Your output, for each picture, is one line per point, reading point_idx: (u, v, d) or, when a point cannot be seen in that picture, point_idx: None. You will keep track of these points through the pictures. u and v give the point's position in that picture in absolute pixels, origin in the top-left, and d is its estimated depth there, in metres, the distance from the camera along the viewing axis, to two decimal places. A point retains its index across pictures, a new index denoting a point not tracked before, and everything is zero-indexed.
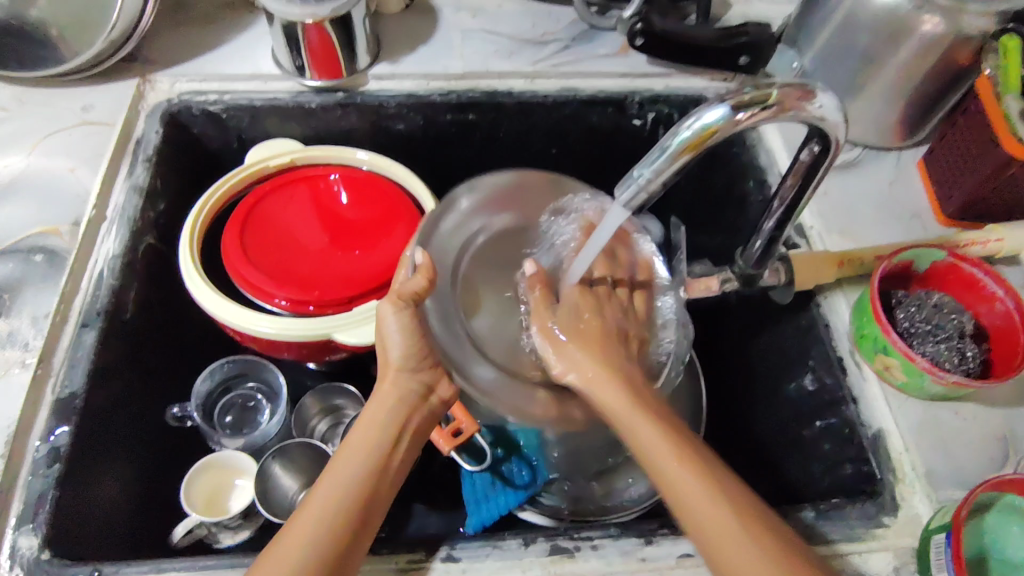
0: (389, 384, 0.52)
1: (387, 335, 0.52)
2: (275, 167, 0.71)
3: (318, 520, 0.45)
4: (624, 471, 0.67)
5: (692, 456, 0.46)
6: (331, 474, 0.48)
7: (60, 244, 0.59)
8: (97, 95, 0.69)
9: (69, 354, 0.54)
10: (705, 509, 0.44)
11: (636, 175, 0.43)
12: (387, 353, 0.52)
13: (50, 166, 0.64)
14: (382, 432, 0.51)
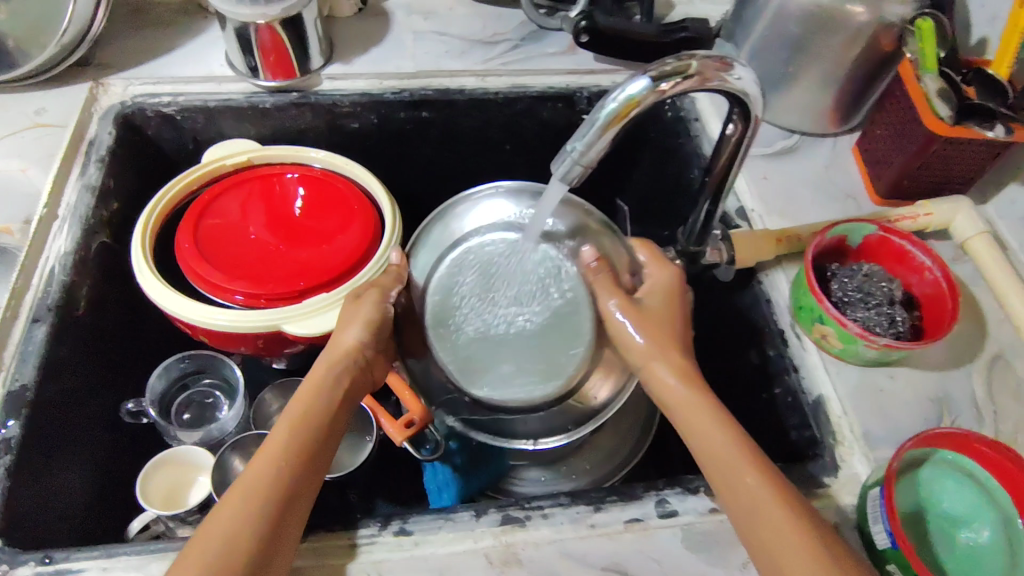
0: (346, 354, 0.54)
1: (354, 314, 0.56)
2: (232, 166, 0.72)
3: (262, 486, 0.44)
4: (734, 349, 0.67)
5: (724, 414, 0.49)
6: (274, 440, 0.47)
7: (11, 241, 0.60)
8: (50, 98, 0.69)
9: (20, 348, 0.54)
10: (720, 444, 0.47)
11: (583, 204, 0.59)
12: (349, 326, 0.55)
13: (2, 167, 0.64)
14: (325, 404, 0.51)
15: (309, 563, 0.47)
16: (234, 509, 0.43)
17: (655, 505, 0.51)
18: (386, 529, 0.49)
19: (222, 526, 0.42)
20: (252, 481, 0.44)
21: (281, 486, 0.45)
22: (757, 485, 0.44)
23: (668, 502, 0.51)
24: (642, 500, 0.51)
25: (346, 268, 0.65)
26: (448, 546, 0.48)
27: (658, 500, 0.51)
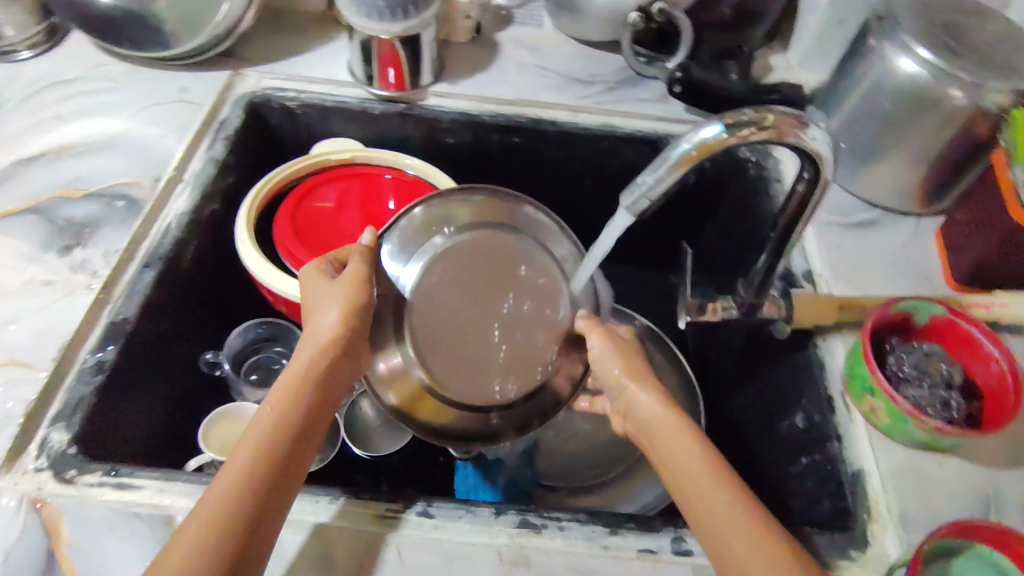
0: (321, 344, 0.52)
1: (328, 298, 0.53)
2: (336, 162, 0.79)
3: (226, 499, 0.43)
4: (780, 409, 0.67)
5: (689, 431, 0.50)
6: (240, 449, 0.46)
7: (140, 195, 0.68)
8: (194, 80, 0.79)
9: (129, 287, 0.62)
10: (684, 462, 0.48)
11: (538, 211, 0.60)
12: (324, 312, 0.53)
13: (145, 132, 0.74)
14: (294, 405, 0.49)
15: (336, 523, 0.50)
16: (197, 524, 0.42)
17: (671, 541, 0.51)
18: (410, 509, 0.52)
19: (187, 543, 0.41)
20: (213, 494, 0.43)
21: (246, 494, 0.44)
22: (743, 521, 0.43)
23: (684, 541, 0.51)
24: (659, 533, 0.52)
25: None
26: (464, 535, 0.51)
27: (675, 537, 0.51)
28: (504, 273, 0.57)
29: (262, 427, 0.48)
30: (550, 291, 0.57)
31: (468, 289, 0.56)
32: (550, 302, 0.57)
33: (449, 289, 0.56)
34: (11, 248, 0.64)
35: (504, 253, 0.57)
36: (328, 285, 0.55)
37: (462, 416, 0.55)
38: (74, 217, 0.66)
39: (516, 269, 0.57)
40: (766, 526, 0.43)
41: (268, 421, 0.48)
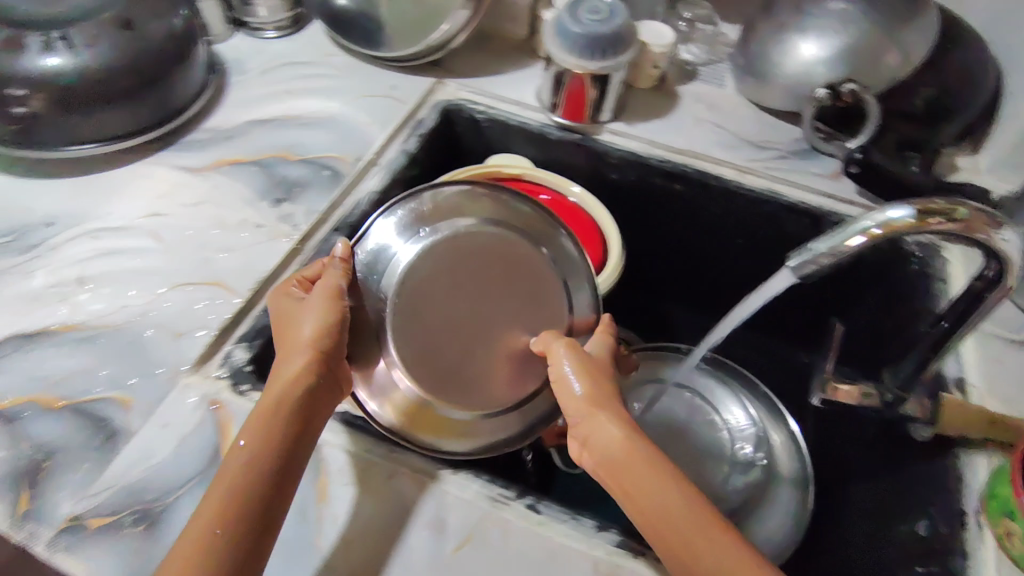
0: (297, 365, 0.53)
1: (302, 318, 0.55)
2: (508, 174, 0.87)
3: (210, 533, 0.46)
4: (903, 513, 0.64)
5: (660, 462, 0.51)
6: (217, 484, 0.48)
7: (342, 168, 0.78)
8: (403, 81, 0.90)
9: (318, 245, 0.70)
10: (647, 489, 0.49)
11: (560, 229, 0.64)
12: (304, 332, 0.54)
13: (355, 117, 0.84)
14: (272, 430, 0.51)
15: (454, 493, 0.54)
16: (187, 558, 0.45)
17: None
18: (519, 500, 0.55)
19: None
20: (195, 530, 0.46)
21: (234, 519, 0.46)
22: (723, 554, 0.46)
23: None
24: None
25: None
26: (564, 539, 0.53)
27: None
28: (500, 276, 0.61)
29: (232, 465, 0.49)
30: (540, 300, 0.62)
31: (479, 288, 0.61)
32: (544, 308, 0.62)
33: (438, 285, 0.59)
34: (232, 191, 0.74)
35: (511, 257, 0.62)
36: (300, 306, 0.57)
37: (444, 420, 0.57)
38: (288, 175, 0.77)
39: (514, 276, 0.62)
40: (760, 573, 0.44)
41: (245, 450, 0.50)
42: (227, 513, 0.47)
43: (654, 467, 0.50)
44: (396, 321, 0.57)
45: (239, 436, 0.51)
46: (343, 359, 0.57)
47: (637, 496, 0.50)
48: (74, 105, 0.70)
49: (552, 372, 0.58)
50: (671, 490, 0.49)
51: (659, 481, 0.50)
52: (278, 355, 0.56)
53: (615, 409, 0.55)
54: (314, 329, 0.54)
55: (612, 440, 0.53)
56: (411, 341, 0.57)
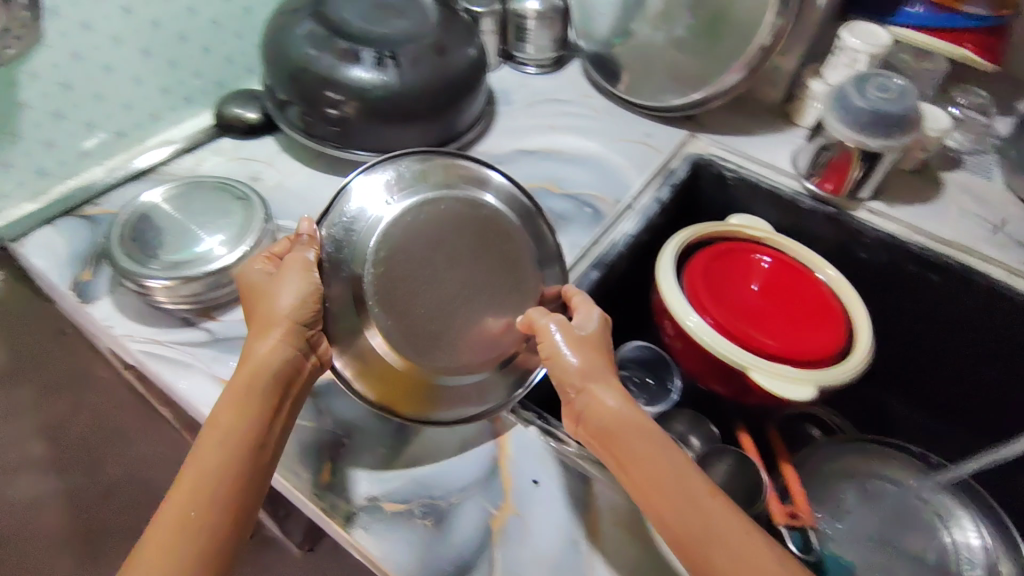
0: (273, 336, 0.52)
1: (278, 287, 0.53)
2: (749, 236, 0.87)
3: (184, 526, 0.43)
4: None
5: (649, 429, 0.49)
6: (188, 468, 0.46)
7: (603, 208, 0.81)
8: (657, 130, 0.92)
9: (576, 279, 0.74)
10: (657, 470, 0.47)
11: (489, 167, 0.65)
12: (278, 306, 0.52)
13: (612, 158, 0.87)
14: (252, 421, 0.48)
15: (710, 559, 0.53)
16: (158, 548, 0.43)
17: None
18: None
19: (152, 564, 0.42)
20: (169, 515, 0.44)
21: (214, 508, 0.45)
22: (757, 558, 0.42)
23: None
24: None
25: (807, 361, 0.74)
26: None
27: None
28: (474, 239, 0.61)
29: (211, 446, 0.47)
30: (507, 264, 0.63)
31: (448, 257, 0.59)
32: (503, 278, 0.62)
33: (416, 247, 0.58)
34: None
35: (477, 223, 0.61)
36: (275, 281, 0.54)
37: (450, 390, 0.60)
38: (553, 207, 0.80)
39: (489, 249, 0.62)
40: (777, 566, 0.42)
41: (222, 438, 0.47)
42: (208, 501, 0.45)
43: (652, 449, 0.48)
44: (386, 288, 0.57)
45: (210, 417, 0.49)
46: (320, 332, 0.55)
47: (659, 495, 0.46)
48: (386, 118, 0.77)
49: (545, 350, 0.57)
50: (679, 464, 0.47)
51: (686, 485, 0.46)
52: (250, 331, 0.53)
53: (586, 353, 0.55)
54: (292, 299, 0.53)
55: (612, 409, 0.51)
56: (403, 315, 0.57)
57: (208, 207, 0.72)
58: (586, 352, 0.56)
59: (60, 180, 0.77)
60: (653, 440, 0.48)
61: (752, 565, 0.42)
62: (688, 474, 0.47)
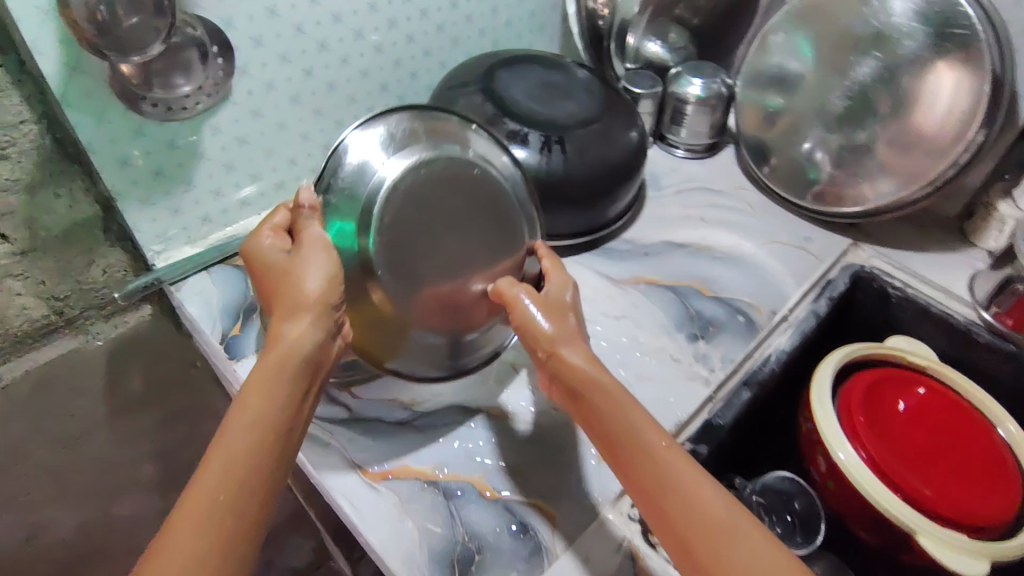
0: (306, 320, 0.51)
1: (305, 266, 0.52)
2: (909, 362, 0.79)
3: (215, 512, 0.42)
4: None
5: (579, 349, 0.56)
6: (220, 450, 0.45)
7: (758, 318, 0.75)
8: (817, 234, 0.86)
9: (728, 395, 0.68)
10: (617, 423, 0.51)
11: (477, 129, 0.64)
12: (309, 286, 0.51)
13: (769, 263, 0.82)
14: (282, 402, 0.48)
15: None
16: (191, 526, 0.41)
17: None
18: None
19: (181, 548, 0.40)
20: (200, 494, 0.42)
21: (245, 489, 0.44)
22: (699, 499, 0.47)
23: None
24: None
25: (981, 526, 0.66)
26: None
27: None
28: (469, 208, 0.60)
29: (241, 431, 0.46)
30: (491, 228, 0.61)
31: (451, 222, 0.58)
32: (504, 244, 0.62)
33: (417, 214, 0.57)
34: (651, 314, 0.74)
35: (474, 183, 0.60)
36: (298, 259, 0.53)
37: (411, 343, 0.59)
38: (704, 312, 0.75)
39: (484, 210, 0.61)
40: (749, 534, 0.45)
41: (254, 424, 0.46)
42: (241, 482, 0.44)
43: (620, 411, 0.52)
44: (388, 245, 0.55)
45: (241, 396, 0.47)
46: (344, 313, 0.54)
47: (624, 447, 0.51)
48: (541, 199, 0.74)
49: (516, 318, 0.58)
50: (635, 413, 0.52)
51: (628, 424, 0.51)
52: (274, 315, 0.52)
53: (554, 316, 0.58)
54: (322, 278, 0.51)
55: (574, 363, 0.55)
56: (394, 268, 0.56)
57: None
58: (550, 315, 0.58)
59: (218, 228, 0.79)
60: (598, 387, 0.53)
61: (703, 508, 0.46)
62: (629, 408, 0.52)
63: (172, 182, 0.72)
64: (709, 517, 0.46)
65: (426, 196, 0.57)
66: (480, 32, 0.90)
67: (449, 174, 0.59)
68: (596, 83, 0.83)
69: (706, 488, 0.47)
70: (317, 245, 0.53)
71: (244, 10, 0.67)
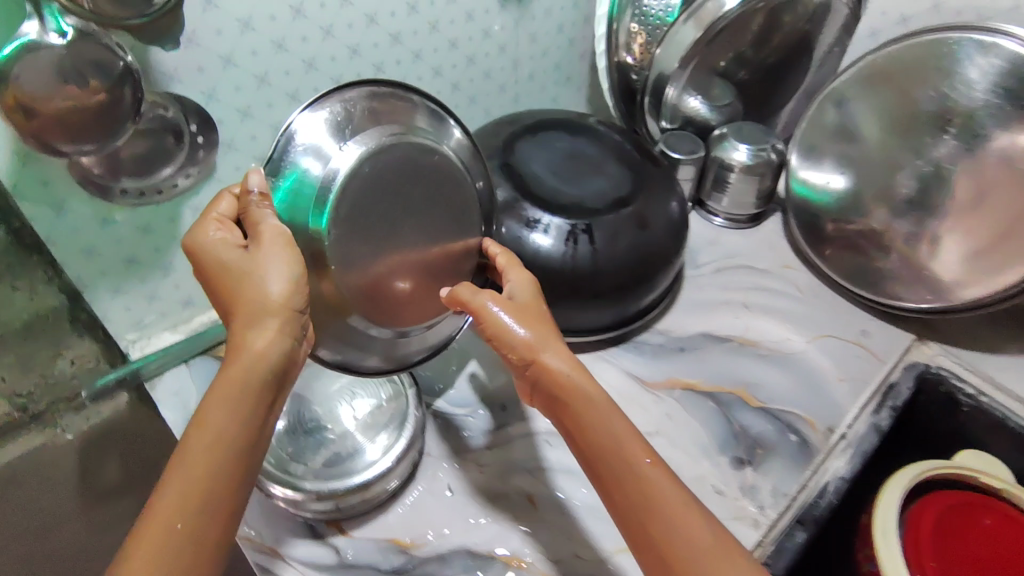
0: (269, 328, 0.43)
1: (263, 265, 0.43)
2: (981, 483, 0.67)
3: (175, 543, 0.37)
4: None
5: (551, 333, 0.53)
6: (176, 476, 0.39)
7: (813, 438, 0.65)
8: (876, 326, 0.76)
9: (779, 539, 0.58)
10: (604, 428, 0.48)
11: (427, 102, 0.54)
12: (270, 288, 0.43)
13: (821, 363, 0.71)
14: (242, 419, 0.42)
15: None
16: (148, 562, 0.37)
17: None
18: None
19: None
20: (155, 528, 0.38)
21: (206, 515, 0.39)
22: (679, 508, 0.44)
23: None
24: None
25: None
26: None
27: None
28: (432, 198, 0.53)
29: (198, 454, 0.40)
30: (444, 217, 0.54)
31: (408, 210, 0.51)
32: (457, 227, 0.56)
33: (378, 206, 0.49)
34: (689, 430, 0.65)
35: (433, 165, 0.52)
36: (257, 258, 0.44)
37: (350, 334, 0.50)
38: (751, 428, 0.66)
39: (444, 193, 0.54)
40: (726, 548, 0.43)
41: (212, 444, 0.40)
42: (197, 508, 0.39)
43: (591, 407, 0.49)
44: (347, 237, 0.47)
45: (200, 414, 0.41)
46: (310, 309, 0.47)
47: (605, 452, 0.47)
48: (566, 296, 0.66)
49: (488, 329, 0.53)
50: (614, 415, 0.48)
51: (613, 436, 0.48)
52: (233, 318, 0.44)
53: (529, 313, 0.53)
54: (285, 279, 0.43)
55: (557, 369, 0.50)
56: (348, 259, 0.47)
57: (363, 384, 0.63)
58: (518, 318, 0.53)
59: (201, 310, 0.71)
60: (570, 384, 0.50)
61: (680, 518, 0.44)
62: (608, 406, 0.49)
63: (148, 271, 0.64)
64: (670, 512, 0.44)
65: (385, 180, 0.49)
66: (500, 88, 0.81)
67: (411, 157, 0.51)
68: (630, 149, 0.73)
69: (682, 494, 0.45)
70: (280, 244, 0.44)
71: (228, 82, 0.59)
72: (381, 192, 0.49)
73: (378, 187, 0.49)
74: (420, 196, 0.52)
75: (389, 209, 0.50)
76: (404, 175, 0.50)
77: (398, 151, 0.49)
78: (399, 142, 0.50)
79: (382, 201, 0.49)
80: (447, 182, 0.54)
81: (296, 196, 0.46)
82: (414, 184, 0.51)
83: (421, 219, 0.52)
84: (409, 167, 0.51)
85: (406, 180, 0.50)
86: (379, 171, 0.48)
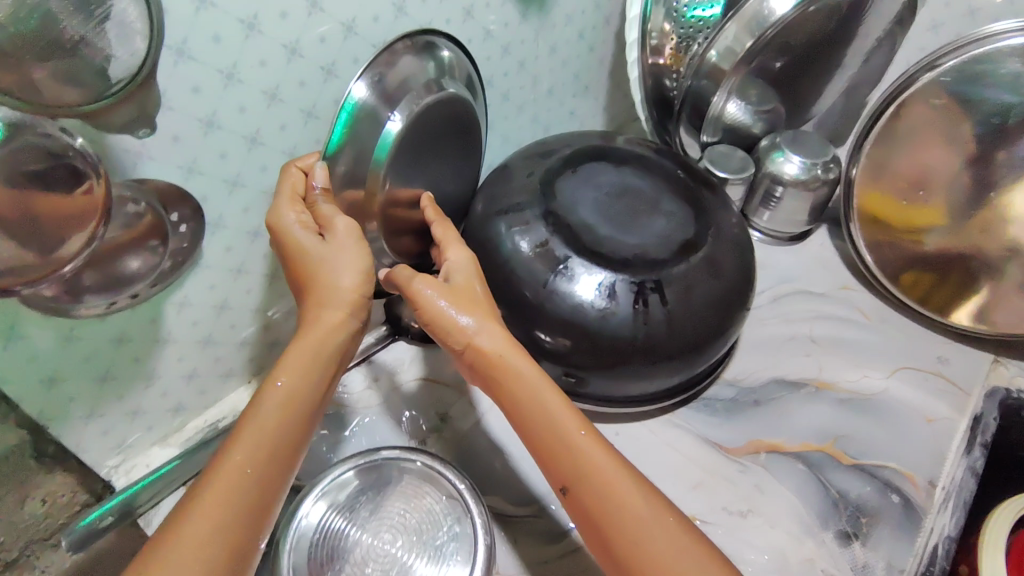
0: (340, 315, 0.46)
1: (338, 258, 0.47)
2: None
3: (221, 525, 0.37)
4: None
5: (480, 309, 0.51)
6: (229, 459, 0.40)
7: (916, 497, 0.58)
8: (953, 351, 0.70)
9: None
10: (543, 405, 0.47)
11: (446, 43, 0.53)
12: (344, 274, 0.47)
13: (908, 403, 0.65)
14: (306, 400, 0.44)
15: None
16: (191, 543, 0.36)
17: None
18: None
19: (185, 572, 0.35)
20: (201, 510, 0.37)
21: (253, 498, 0.39)
22: (627, 493, 0.43)
23: None
24: None
25: None
26: None
27: None
28: (450, 139, 0.58)
29: (270, 414, 0.42)
30: (454, 150, 0.59)
31: (429, 163, 0.56)
32: (460, 162, 0.62)
33: (412, 169, 0.54)
34: (784, 502, 0.57)
35: (454, 116, 0.55)
36: (331, 249, 0.47)
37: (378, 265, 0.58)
38: (848, 491, 0.58)
39: (456, 136, 0.58)
40: (675, 528, 0.41)
41: (273, 423, 0.42)
42: (242, 494, 0.39)
43: (527, 388, 0.47)
44: (395, 176, 0.52)
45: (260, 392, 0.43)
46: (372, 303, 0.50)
47: (539, 426, 0.47)
48: (635, 366, 0.56)
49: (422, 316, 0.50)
50: (553, 396, 0.47)
51: (549, 416, 0.46)
52: (307, 302, 0.47)
53: (467, 293, 0.51)
54: (359, 267, 0.47)
55: (487, 347, 0.49)
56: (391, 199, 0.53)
57: (426, 496, 0.51)
58: (454, 296, 0.51)
59: (194, 415, 0.59)
60: (497, 357, 0.48)
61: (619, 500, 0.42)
62: (539, 379, 0.48)
63: (125, 384, 0.51)
64: (590, 472, 0.44)
65: (420, 142, 0.53)
66: (518, 108, 0.70)
67: (441, 117, 0.54)
68: (683, 178, 0.64)
69: (628, 477, 0.44)
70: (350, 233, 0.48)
71: (212, 148, 0.46)
72: (417, 151, 0.53)
73: (413, 148, 0.52)
74: (440, 145, 0.56)
75: (416, 168, 0.54)
76: (434, 129, 0.54)
77: (432, 111, 0.52)
78: (439, 101, 0.52)
79: (416, 160, 0.54)
80: (461, 126, 0.58)
81: (351, 129, 0.47)
82: (440, 136, 0.56)
83: (439, 166, 0.58)
84: (439, 120, 0.54)
85: (433, 135, 0.54)
86: (418, 137, 0.52)
